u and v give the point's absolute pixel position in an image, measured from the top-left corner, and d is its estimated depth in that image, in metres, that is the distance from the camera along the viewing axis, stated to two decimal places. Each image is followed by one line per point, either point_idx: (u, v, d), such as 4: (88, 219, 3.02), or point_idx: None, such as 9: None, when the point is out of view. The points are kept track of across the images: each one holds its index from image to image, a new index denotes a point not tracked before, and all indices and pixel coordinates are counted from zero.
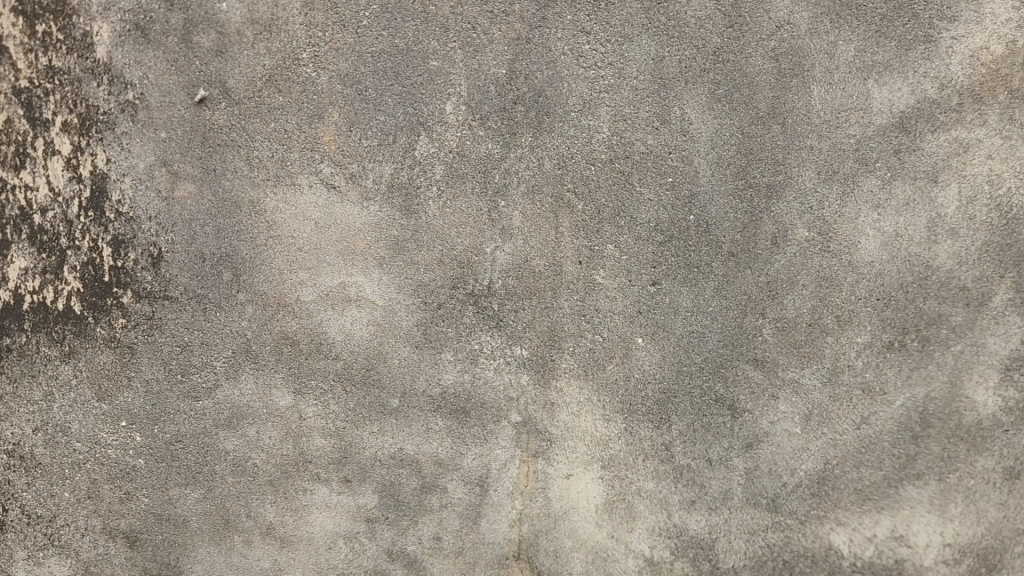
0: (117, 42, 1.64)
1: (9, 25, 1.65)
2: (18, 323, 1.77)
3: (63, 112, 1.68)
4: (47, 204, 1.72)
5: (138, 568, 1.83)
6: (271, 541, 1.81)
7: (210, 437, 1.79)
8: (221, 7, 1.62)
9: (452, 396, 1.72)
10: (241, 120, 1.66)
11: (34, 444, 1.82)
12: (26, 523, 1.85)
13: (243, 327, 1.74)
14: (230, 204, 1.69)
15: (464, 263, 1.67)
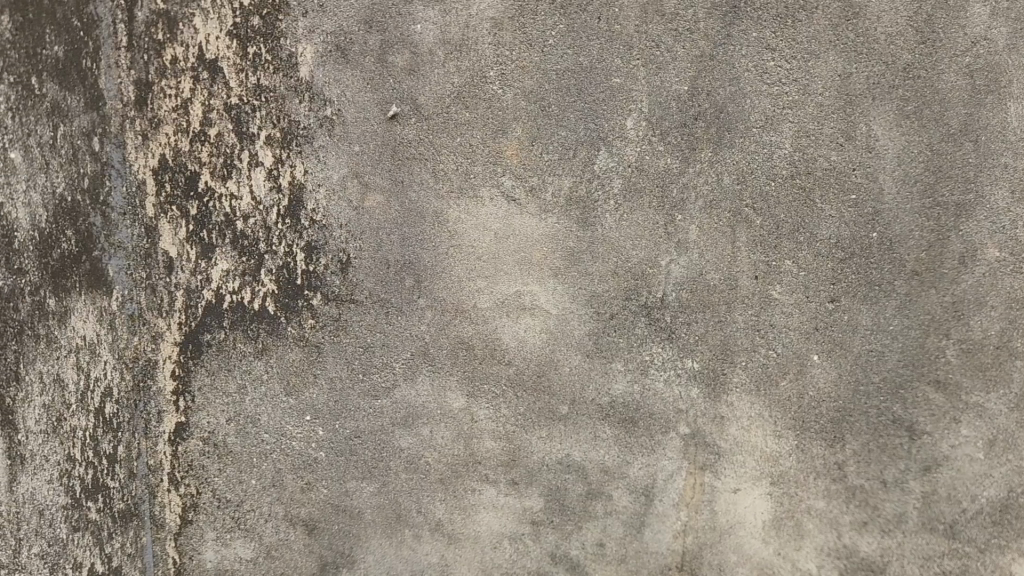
0: (319, 62, 1.76)
1: (224, 47, 1.80)
2: (218, 320, 1.92)
3: (268, 127, 1.81)
4: (249, 211, 1.86)
5: (315, 555, 1.95)
6: (440, 537, 1.89)
7: (386, 435, 1.88)
8: (415, 28, 1.72)
9: (621, 405, 1.76)
10: (430, 134, 1.75)
11: (226, 433, 1.96)
12: (215, 507, 1.98)
13: (421, 331, 1.82)
14: (416, 214, 1.78)
15: (638, 276, 1.71)
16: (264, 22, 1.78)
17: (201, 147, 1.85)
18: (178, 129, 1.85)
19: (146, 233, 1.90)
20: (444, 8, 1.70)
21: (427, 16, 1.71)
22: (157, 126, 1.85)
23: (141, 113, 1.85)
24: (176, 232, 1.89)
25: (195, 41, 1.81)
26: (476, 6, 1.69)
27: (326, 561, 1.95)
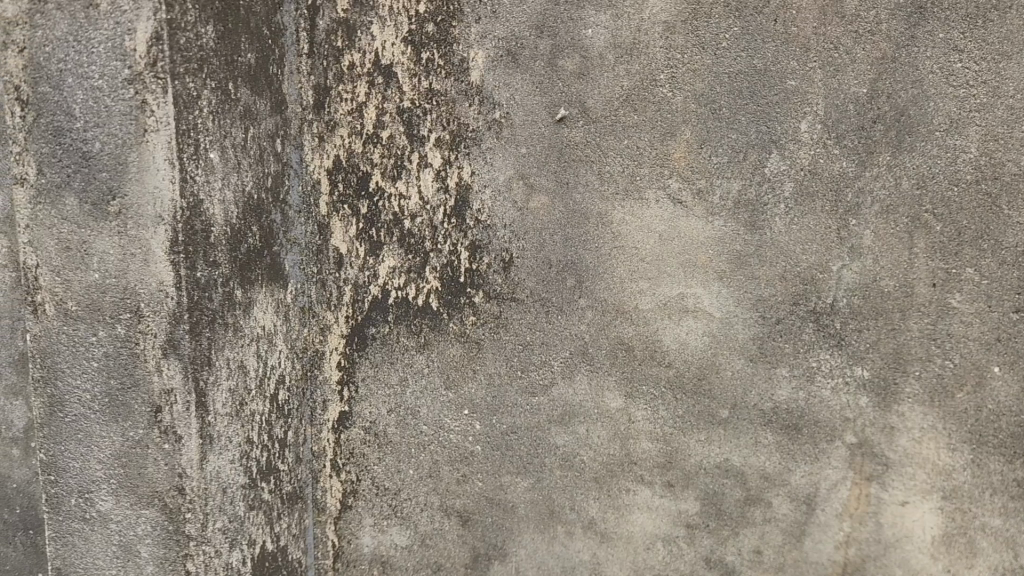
0: (490, 67, 1.81)
1: (398, 53, 1.87)
2: (383, 315, 1.99)
3: (438, 129, 1.87)
4: (416, 211, 1.92)
5: (468, 546, 2.00)
6: (593, 535, 1.91)
7: (542, 431, 1.90)
8: (587, 33, 1.75)
9: (785, 411, 1.75)
10: (597, 137, 1.78)
11: (386, 423, 2.03)
12: (374, 494, 2.06)
13: (581, 331, 1.85)
14: (580, 215, 1.81)
15: (808, 281, 1.71)
16: (438, 29, 1.84)
17: (373, 149, 1.93)
18: (353, 132, 1.93)
19: (319, 231, 1.99)
20: (616, 13, 1.73)
21: (598, 21, 1.74)
22: (333, 129, 1.94)
23: (319, 116, 1.94)
24: (347, 230, 1.98)
25: (372, 48, 1.89)
26: (648, 10, 1.71)
27: (478, 552, 2.00)
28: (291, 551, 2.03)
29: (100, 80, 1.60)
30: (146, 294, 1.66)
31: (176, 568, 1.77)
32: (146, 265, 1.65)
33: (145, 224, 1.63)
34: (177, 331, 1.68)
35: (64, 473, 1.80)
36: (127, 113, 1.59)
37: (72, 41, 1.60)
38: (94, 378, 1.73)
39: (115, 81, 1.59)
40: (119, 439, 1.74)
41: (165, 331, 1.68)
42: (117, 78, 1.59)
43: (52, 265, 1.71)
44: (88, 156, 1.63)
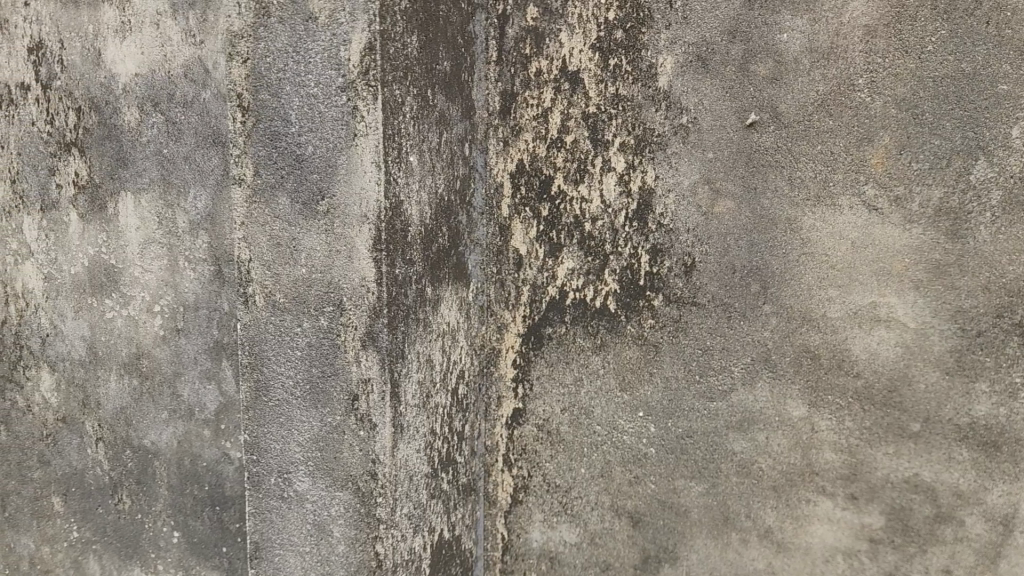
0: (679, 72, 1.84)
1: (586, 60, 1.90)
2: (560, 315, 2.02)
3: (623, 134, 1.90)
4: (598, 214, 1.95)
5: (638, 547, 2.02)
6: (769, 544, 1.90)
7: (719, 437, 1.91)
8: (781, 38, 1.76)
9: (983, 427, 1.74)
10: (789, 142, 1.78)
11: (560, 422, 2.06)
12: (545, 490, 2.10)
13: (765, 337, 1.85)
14: (767, 221, 1.82)
15: (1013, 293, 1.69)
16: (626, 35, 1.86)
17: (556, 153, 1.96)
18: (537, 136, 1.97)
19: (500, 231, 2.04)
20: (813, 17, 1.74)
21: (795, 25, 1.75)
22: (518, 133, 1.99)
23: (504, 121, 1.99)
24: (527, 232, 2.02)
25: (559, 54, 1.92)
26: (849, 14, 1.72)
27: (648, 553, 2.01)
28: (465, 541, 2.10)
29: (315, 88, 1.71)
30: (349, 289, 1.77)
31: (365, 549, 1.85)
32: (350, 261, 1.75)
33: (353, 222, 1.74)
34: (375, 324, 1.77)
35: (264, 453, 1.92)
36: (340, 119, 1.70)
37: (291, 52, 1.72)
38: (297, 365, 1.85)
39: (330, 88, 1.70)
40: (318, 424, 1.86)
41: (364, 324, 1.77)
42: (332, 86, 1.70)
43: (263, 259, 1.83)
44: (302, 159, 1.76)
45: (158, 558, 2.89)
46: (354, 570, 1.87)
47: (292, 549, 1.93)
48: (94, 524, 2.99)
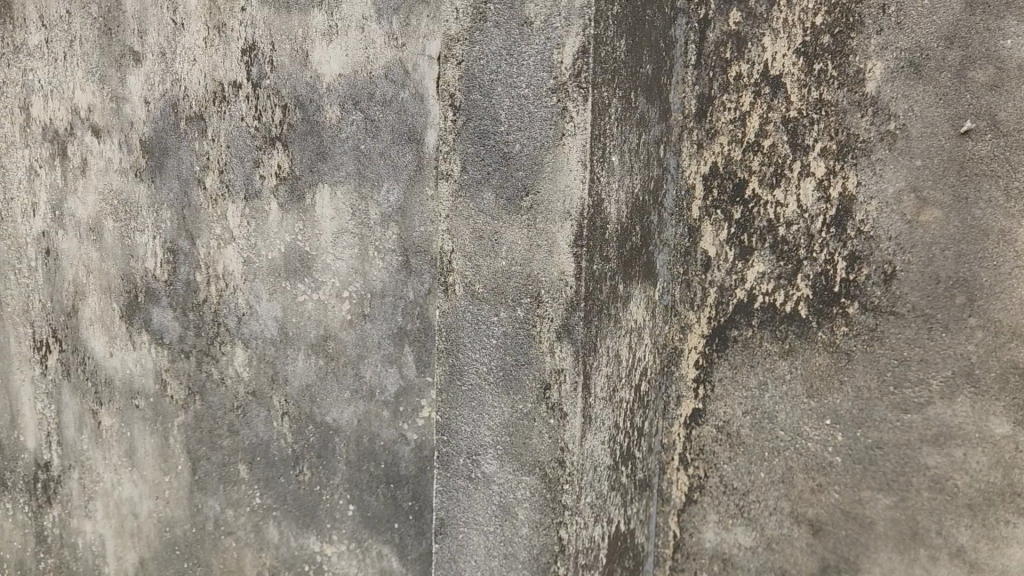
0: (888, 78, 1.81)
1: (789, 64, 1.91)
2: (747, 318, 2.03)
3: (824, 139, 1.89)
4: (793, 219, 1.94)
5: (817, 556, 2.01)
6: (959, 563, 1.86)
7: (911, 450, 1.87)
8: (1005, 43, 1.72)
9: None
10: (1006, 151, 1.73)
11: (741, 425, 2.07)
12: (722, 492, 2.11)
13: (969, 350, 1.80)
14: (978, 232, 1.78)
15: None
16: (833, 41, 1.86)
17: (753, 156, 1.97)
18: (733, 140, 1.99)
19: (689, 233, 2.07)
20: None
21: (1020, 31, 1.71)
22: (713, 136, 2.01)
23: (700, 124, 2.02)
24: (718, 234, 2.04)
25: (761, 59, 1.94)
26: None
27: (827, 562, 2.00)
28: (638, 535, 2.14)
29: (526, 89, 1.79)
30: (547, 282, 1.83)
31: (548, 534, 1.91)
32: (550, 256, 1.81)
33: (553, 218, 1.80)
34: (572, 317, 1.81)
35: (456, 434, 2.04)
36: (548, 119, 1.77)
37: (505, 54, 1.81)
38: (491, 353, 1.94)
39: (540, 89, 1.77)
40: (508, 410, 1.94)
41: (561, 317, 1.82)
42: (543, 87, 1.77)
43: (466, 251, 1.94)
44: (508, 156, 1.84)
45: (334, 528, 3.06)
46: (537, 554, 1.94)
47: (476, 527, 2.03)
48: (276, 492, 3.20)
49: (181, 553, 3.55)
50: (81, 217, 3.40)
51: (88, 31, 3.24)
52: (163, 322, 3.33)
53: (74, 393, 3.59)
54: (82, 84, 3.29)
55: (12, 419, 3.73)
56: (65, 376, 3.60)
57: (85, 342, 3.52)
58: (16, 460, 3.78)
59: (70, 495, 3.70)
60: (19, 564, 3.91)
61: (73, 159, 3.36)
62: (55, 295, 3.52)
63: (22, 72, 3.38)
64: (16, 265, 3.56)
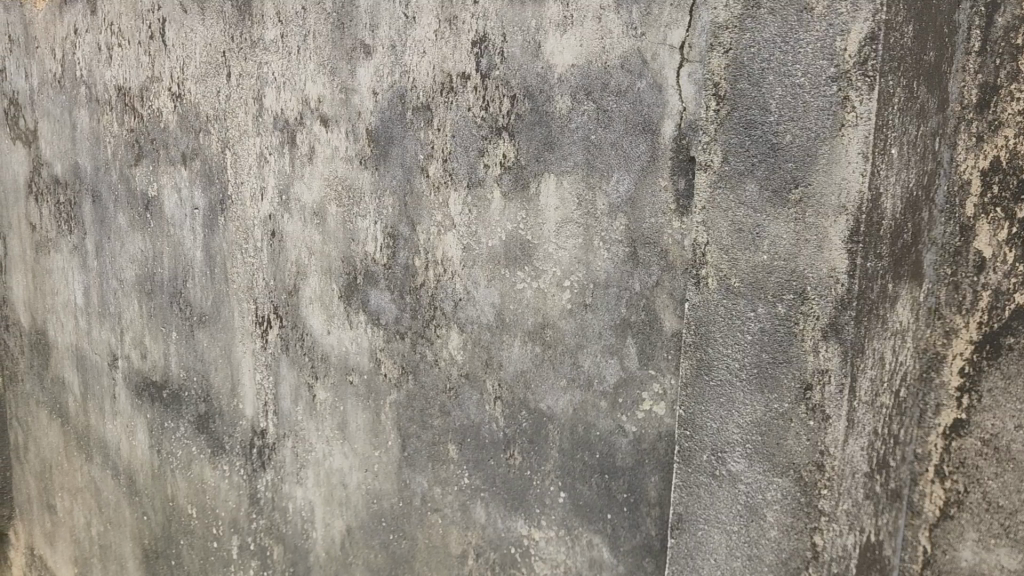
0: None
1: None
2: None
3: None
4: None
5: None
6: None
7: None
8: None
9: None
10: None
11: (1013, 439, 1.91)
12: (984, 509, 1.97)
13: None
14: None
15: None
16: None
17: None
18: (1021, 132, 1.84)
19: (960, 231, 1.95)
20: None
21: None
22: (996, 128, 1.87)
23: (981, 116, 1.89)
24: (996, 234, 1.89)
25: None
26: None
27: None
28: (885, 546, 2.04)
29: (802, 77, 1.73)
30: (815, 278, 1.76)
31: (800, 538, 1.85)
32: (820, 250, 1.74)
33: (826, 212, 1.72)
34: (841, 315, 1.73)
35: (699, 430, 2.01)
36: (826, 108, 1.70)
37: (779, 41, 1.75)
38: (745, 349, 1.89)
39: (819, 78, 1.70)
40: (762, 409, 1.88)
41: (828, 314, 1.75)
42: (822, 76, 1.70)
43: (721, 243, 1.91)
44: (777, 147, 1.78)
45: (542, 514, 3.07)
46: (786, 557, 1.88)
47: (716, 525, 2.00)
48: (484, 473, 3.25)
49: (387, 525, 3.66)
50: (307, 201, 3.66)
51: (322, 26, 3.45)
52: (380, 303, 3.50)
53: (291, 366, 3.90)
54: (314, 76, 3.51)
55: (233, 387, 4.17)
56: (284, 349, 3.91)
57: (304, 319, 3.79)
58: (235, 426, 4.21)
59: (283, 462, 4.00)
60: (232, 522, 4.32)
61: (302, 146, 3.63)
62: (278, 274, 3.84)
63: (257, 65, 3.71)
64: (243, 246, 3.94)
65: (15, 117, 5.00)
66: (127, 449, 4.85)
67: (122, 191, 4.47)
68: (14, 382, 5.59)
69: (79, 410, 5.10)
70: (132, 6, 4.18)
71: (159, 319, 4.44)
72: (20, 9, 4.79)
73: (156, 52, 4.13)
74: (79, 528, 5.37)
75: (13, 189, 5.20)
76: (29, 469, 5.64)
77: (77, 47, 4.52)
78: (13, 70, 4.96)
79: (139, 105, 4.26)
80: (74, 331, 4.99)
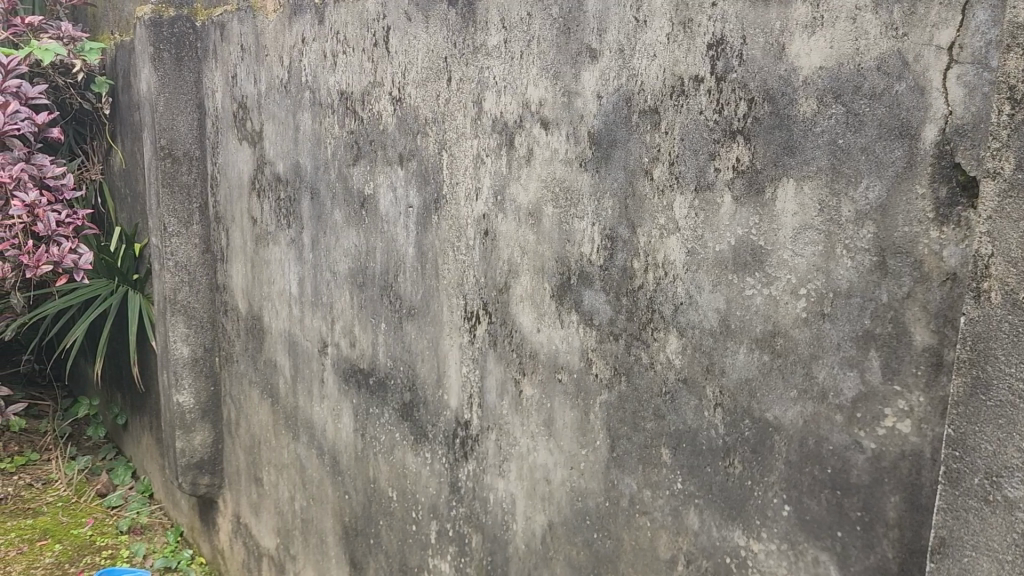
0: None
1: None
2: None
3: None
4: None
5: None
6: None
7: None
8: None
9: None
10: None
11: None
12: None
13: None
14: None
15: None
16: None
17: None
18: None
19: None
20: None
21: None
22: None
23: None
24: None
25: None
26: None
27: None
28: None
29: None
30: None
31: None
32: None
33: None
34: None
35: (971, 451, 1.61)
36: None
37: None
38: None
39: None
40: None
41: None
42: None
43: (1008, 255, 1.55)
44: None
45: (763, 525, 2.33)
46: None
47: (987, 554, 1.58)
48: (700, 480, 2.50)
49: (591, 524, 2.95)
50: (522, 202, 3.13)
51: (547, 30, 2.96)
52: (594, 304, 2.85)
53: (497, 361, 3.36)
54: (535, 80, 3.02)
55: (438, 377, 3.72)
56: (490, 345, 3.39)
57: (514, 316, 3.24)
58: (439, 415, 3.74)
59: (485, 453, 3.45)
60: (432, 507, 3.82)
61: (520, 149, 3.12)
62: (489, 272, 3.35)
63: (478, 71, 3.29)
64: (456, 243, 3.51)
65: (243, 119, 5.09)
66: (332, 431, 4.55)
67: (339, 188, 4.27)
68: (227, 362, 5.69)
69: (288, 394, 4.96)
70: (357, 13, 3.96)
71: (369, 310, 4.13)
72: (253, 19, 4.82)
73: (379, 59, 3.87)
74: (283, 502, 5.14)
75: (237, 186, 5.29)
76: (239, 443, 5.62)
77: (303, 54, 4.41)
78: (242, 76, 5.04)
79: (360, 109, 4.03)
80: (288, 317, 4.87)
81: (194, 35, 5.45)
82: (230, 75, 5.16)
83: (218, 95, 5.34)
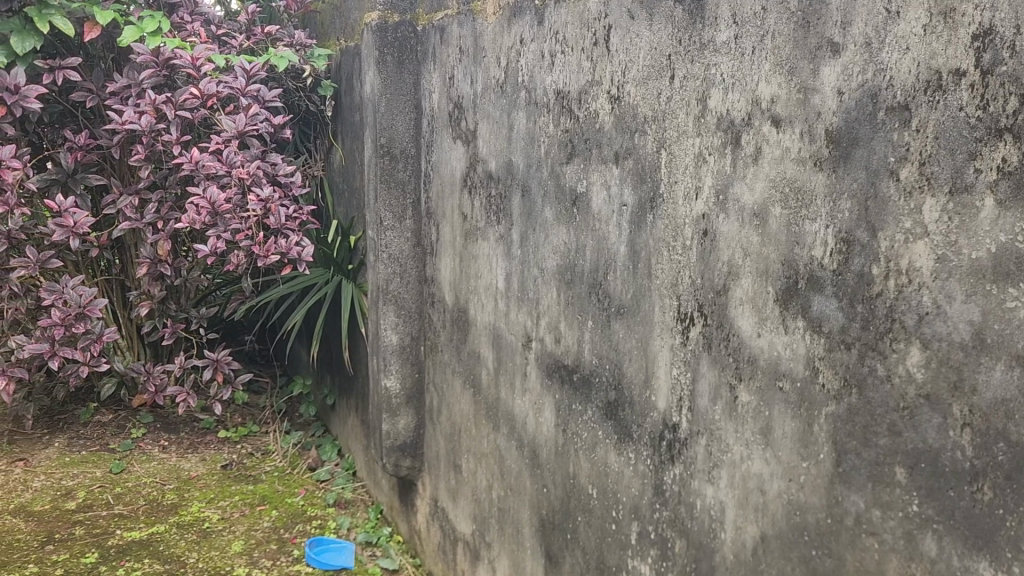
0: None
1: None
2: None
3: None
4: None
5: None
6: None
7: None
8: None
9: None
10: None
11: None
12: None
13: None
14: None
15: None
16: None
17: None
18: None
19: None
20: None
21: None
22: None
23: None
24: None
25: None
26: None
27: None
28: None
29: None
30: None
31: None
32: None
33: None
34: None
35: None
36: None
37: None
38: None
39: None
40: None
41: None
42: None
43: None
44: None
45: (1015, 559, 1.87)
46: None
47: None
48: (939, 504, 2.05)
49: (810, 540, 2.51)
50: (746, 202, 2.73)
51: (784, 25, 2.55)
52: (824, 310, 2.42)
53: (712, 365, 2.99)
54: (768, 76, 2.62)
55: (647, 377, 3.46)
56: (705, 348, 3.02)
57: (733, 321, 2.85)
58: (646, 417, 3.48)
59: (694, 457, 3.09)
60: (633, 508, 3.61)
61: (746, 147, 2.72)
62: (707, 274, 2.99)
63: (704, 68, 2.94)
64: (672, 243, 3.20)
65: (458, 118, 5.26)
66: (533, 424, 4.58)
67: (551, 185, 4.24)
68: (432, 351, 5.91)
69: (491, 384, 5.08)
70: (578, 13, 3.85)
71: (576, 306, 4.06)
72: (473, 21, 4.96)
73: (599, 57, 3.73)
74: (481, 490, 5.26)
75: (449, 183, 5.47)
76: (440, 429, 5.82)
77: (521, 55, 4.44)
78: (460, 77, 5.19)
79: (575, 108, 3.94)
80: (493, 311, 5.00)
81: (415, 39, 5.73)
82: (448, 77, 5.34)
83: (435, 96, 5.55)
